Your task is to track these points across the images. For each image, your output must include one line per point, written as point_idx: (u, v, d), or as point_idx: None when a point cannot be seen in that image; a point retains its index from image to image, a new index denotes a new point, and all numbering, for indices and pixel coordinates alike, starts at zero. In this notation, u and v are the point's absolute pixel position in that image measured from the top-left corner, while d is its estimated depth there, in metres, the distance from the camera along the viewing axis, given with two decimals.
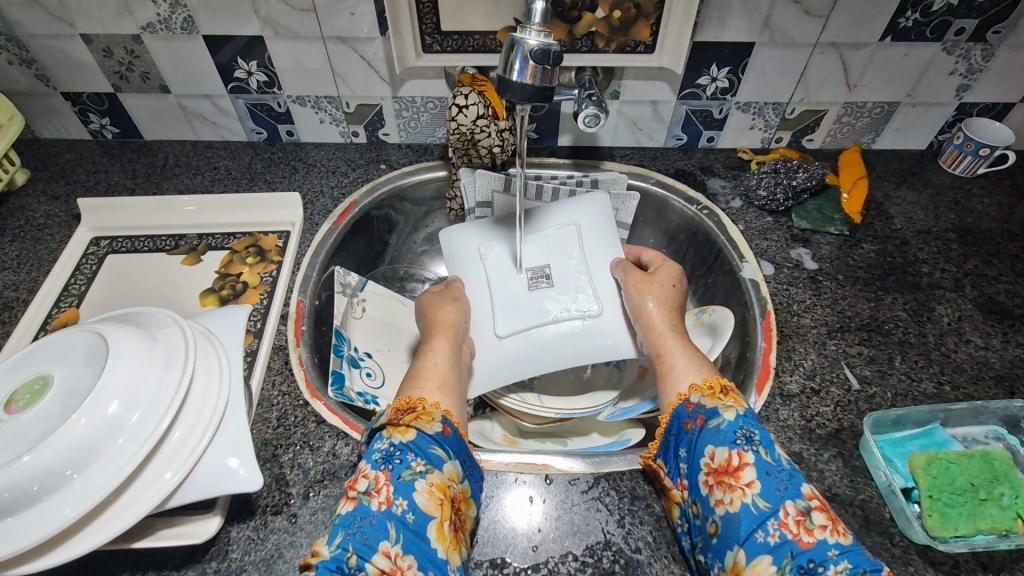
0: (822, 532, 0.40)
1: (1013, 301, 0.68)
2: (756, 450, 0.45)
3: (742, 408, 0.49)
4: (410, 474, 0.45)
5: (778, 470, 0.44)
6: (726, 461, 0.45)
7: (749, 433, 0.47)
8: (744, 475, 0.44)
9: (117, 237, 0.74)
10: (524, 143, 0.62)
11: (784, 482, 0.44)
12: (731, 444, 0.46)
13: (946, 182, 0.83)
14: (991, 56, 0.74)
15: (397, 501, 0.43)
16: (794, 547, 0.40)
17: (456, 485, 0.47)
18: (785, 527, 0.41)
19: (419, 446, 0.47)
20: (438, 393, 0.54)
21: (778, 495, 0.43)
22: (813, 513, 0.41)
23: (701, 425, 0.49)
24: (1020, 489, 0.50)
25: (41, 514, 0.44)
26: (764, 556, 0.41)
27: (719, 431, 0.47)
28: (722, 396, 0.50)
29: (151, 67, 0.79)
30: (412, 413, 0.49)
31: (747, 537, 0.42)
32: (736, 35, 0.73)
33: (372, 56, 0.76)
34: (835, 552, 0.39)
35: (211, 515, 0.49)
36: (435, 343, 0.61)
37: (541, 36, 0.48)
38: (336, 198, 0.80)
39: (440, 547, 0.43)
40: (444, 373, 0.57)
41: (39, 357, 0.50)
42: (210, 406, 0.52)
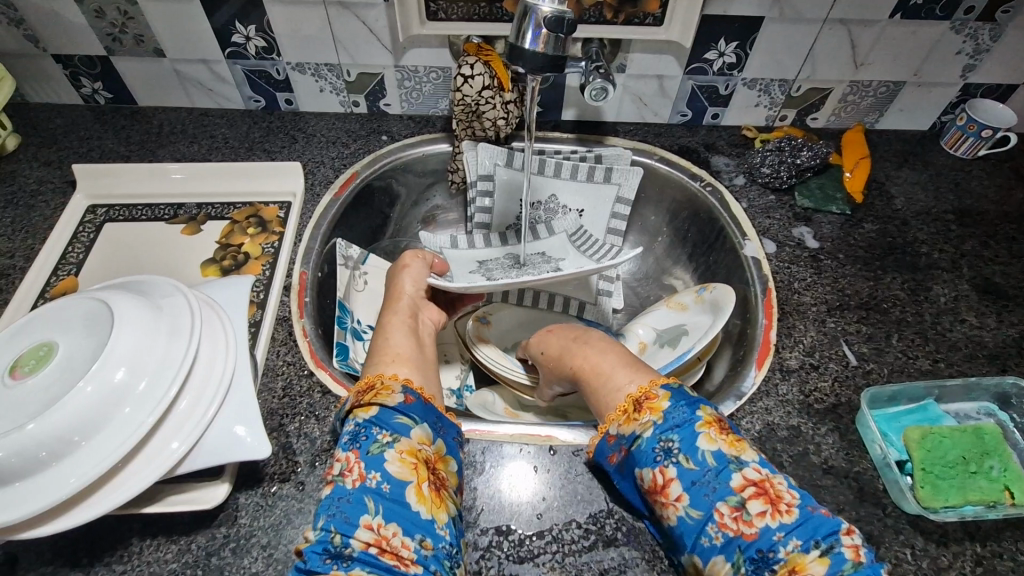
0: (762, 520, 0.41)
1: (1008, 282, 0.70)
2: (677, 462, 0.44)
3: (658, 419, 0.47)
4: (378, 447, 0.43)
5: (703, 474, 0.44)
6: (654, 481, 0.45)
7: (668, 443, 0.45)
8: (672, 491, 0.44)
9: (114, 205, 0.73)
10: (534, 113, 0.64)
11: (711, 484, 0.43)
12: (653, 463, 0.45)
13: (947, 163, 0.83)
14: (998, 36, 0.74)
15: (370, 474, 0.42)
16: (739, 542, 0.41)
17: (429, 447, 0.45)
18: (724, 528, 0.42)
19: (382, 420, 0.45)
20: (395, 365, 0.52)
21: (707, 501, 0.43)
22: (747, 505, 0.42)
23: (625, 454, 0.48)
24: (1009, 462, 0.52)
25: (48, 479, 0.44)
26: (716, 556, 0.42)
27: (641, 452, 0.46)
28: (636, 416, 0.48)
29: (145, 29, 0.76)
30: (371, 391, 0.48)
31: (694, 544, 0.43)
32: (746, 9, 0.72)
33: (375, 22, 0.74)
34: (780, 535, 0.40)
35: (220, 482, 0.49)
36: (390, 318, 0.59)
37: (555, 3, 0.46)
38: (337, 169, 0.79)
39: (423, 510, 0.42)
40: (411, 351, 0.55)
41: (41, 324, 0.49)
42: (216, 377, 0.52)
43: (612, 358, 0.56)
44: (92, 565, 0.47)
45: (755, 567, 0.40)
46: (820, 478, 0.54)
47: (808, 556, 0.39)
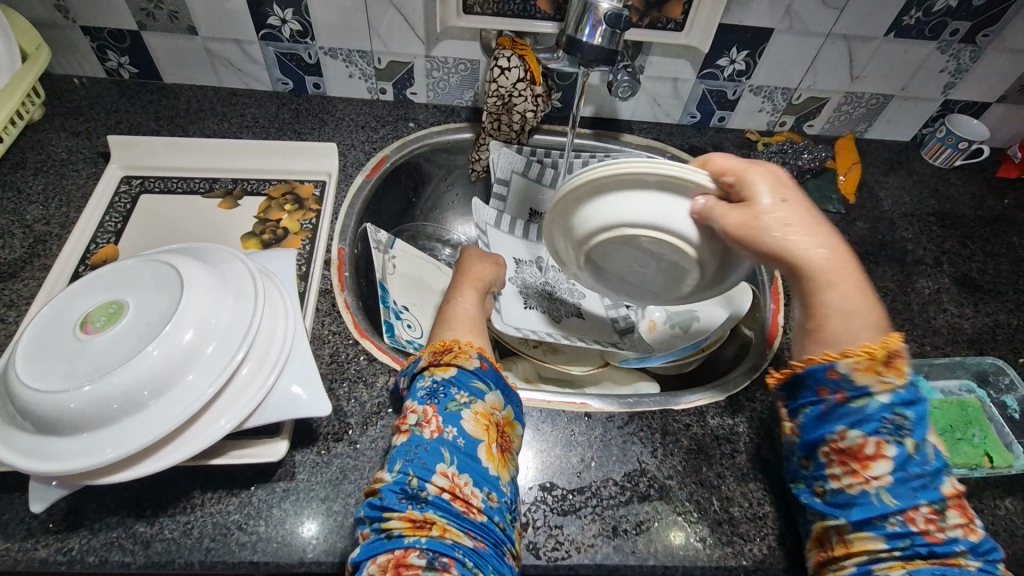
0: (954, 531, 0.40)
1: (983, 277, 0.78)
2: (902, 442, 0.41)
3: (903, 386, 0.42)
4: (456, 405, 0.49)
5: (921, 466, 0.41)
6: (859, 446, 0.42)
7: (900, 419, 0.42)
8: (875, 467, 0.41)
9: (149, 177, 0.74)
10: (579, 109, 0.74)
11: (922, 479, 0.41)
12: (874, 431, 0.42)
13: (927, 171, 0.92)
14: (978, 58, 0.82)
15: (448, 428, 0.47)
16: (918, 539, 0.40)
17: (499, 411, 0.51)
18: (911, 523, 0.41)
19: (461, 381, 0.51)
20: (470, 334, 0.57)
21: (912, 495, 0.41)
22: (948, 513, 0.41)
23: (841, 401, 0.43)
24: (988, 431, 0.59)
25: (118, 431, 0.46)
26: (876, 535, 0.41)
27: (866, 414, 0.42)
28: (881, 371, 0.42)
29: (180, 6, 0.77)
30: (450, 353, 0.53)
31: (861, 520, 0.42)
32: (759, 20, 0.78)
33: (412, 13, 0.77)
34: (964, 550, 0.40)
35: (280, 438, 0.52)
36: (461, 290, 0.65)
37: (612, 2, 0.52)
38: (367, 152, 0.82)
39: (491, 466, 0.47)
40: (473, 320, 0.61)
41: (110, 284, 0.51)
42: (277, 345, 0.54)
43: (852, 283, 0.45)
44: (156, 515, 0.49)
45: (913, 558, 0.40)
46: None
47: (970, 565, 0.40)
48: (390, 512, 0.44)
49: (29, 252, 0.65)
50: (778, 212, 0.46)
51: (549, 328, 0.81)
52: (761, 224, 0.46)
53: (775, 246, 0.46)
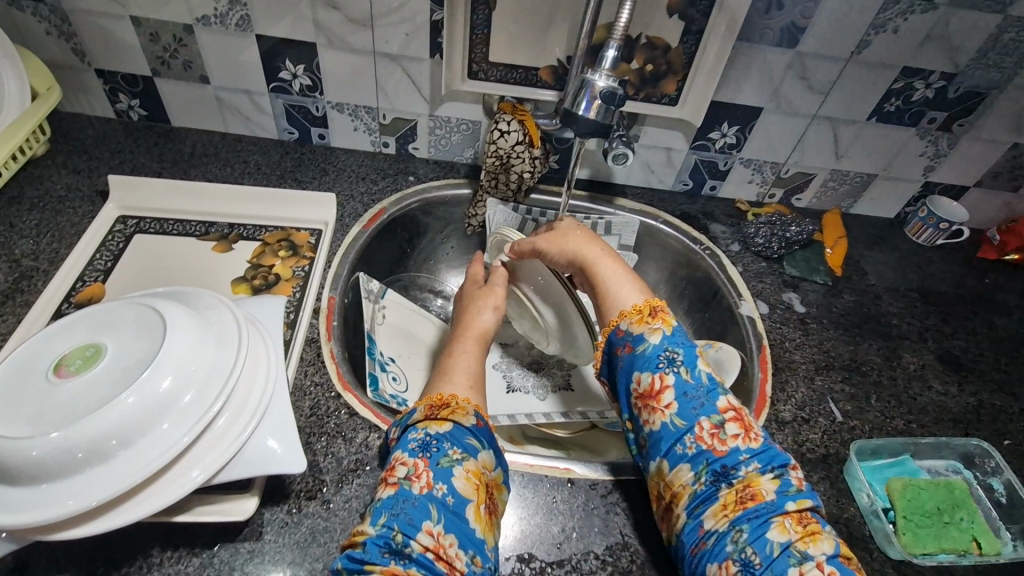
0: (735, 441, 0.48)
1: (966, 356, 0.78)
2: (676, 371, 0.51)
3: (667, 330, 0.54)
4: (448, 461, 0.48)
5: (696, 388, 0.51)
6: (650, 385, 0.52)
7: (672, 354, 0.52)
8: (664, 398, 0.51)
9: (145, 218, 0.74)
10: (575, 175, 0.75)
11: (700, 400, 0.50)
12: (654, 368, 0.52)
13: (910, 248, 0.95)
14: (955, 145, 0.86)
15: (438, 485, 0.46)
16: (709, 455, 0.48)
17: (490, 472, 0.50)
18: (700, 440, 0.49)
19: (455, 437, 0.50)
20: (469, 391, 0.57)
21: (694, 414, 0.50)
22: (726, 425, 0.49)
23: (629, 351, 0.54)
24: (975, 515, 0.58)
25: (81, 482, 0.44)
26: (684, 464, 0.49)
27: (646, 355, 0.53)
28: (649, 321, 0.55)
29: (195, 57, 0.80)
30: (447, 408, 0.53)
31: (668, 450, 0.50)
32: (748, 99, 0.82)
33: (418, 75, 0.81)
34: (746, 456, 0.48)
35: (250, 495, 0.49)
36: (466, 345, 0.65)
37: (608, 80, 0.54)
38: (365, 203, 0.83)
39: (478, 528, 0.46)
40: (475, 376, 0.60)
41: (90, 326, 0.50)
42: (256, 395, 0.52)
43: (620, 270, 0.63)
44: (109, 574, 0.46)
45: (715, 478, 0.48)
46: None
47: (763, 476, 0.47)
48: (371, 565, 0.42)
49: (12, 286, 0.65)
50: (576, 233, 0.67)
51: (533, 407, 0.80)
52: (567, 238, 0.67)
53: (566, 252, 0.66)
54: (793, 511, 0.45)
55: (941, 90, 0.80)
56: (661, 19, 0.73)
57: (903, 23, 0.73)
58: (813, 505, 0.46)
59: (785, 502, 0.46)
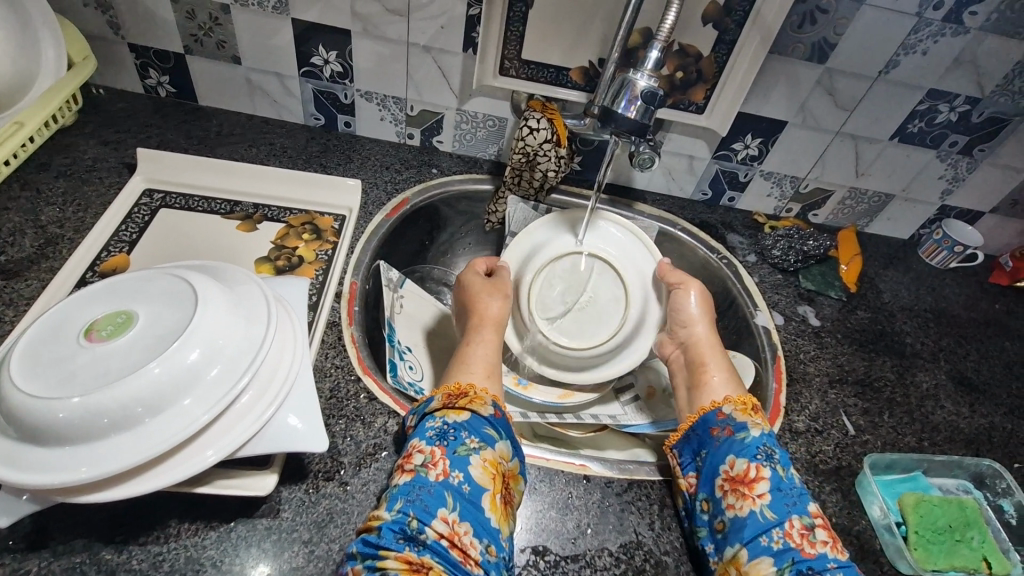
0: (823, 547, 0.47)
1: (978, 377, 0.79)
2: (774, 466, 0.52)
3: (768, 428, 0.56)
4: (466, 450, 0.48)
5: (790, 487, 0.51)
6: (744, 472, 0.52)
7: (770, 450, 0.53)
8: (757, 487, 0.51)
9: (171, 192, 0.75)
10: (605, 177, 0.74)
11: (794, 499, 0.50)
12: (752, 457, 0.53)
13: (924, 270, 0.95)
14: (973, 169, 0.87)
15: (454, 473, 0.47)
16: (795, 554, 0.47)
17: (506, 462, 0.50)
18: (788, 537, 0.48)
19: (473, 427, 0.50)
20: (485, 380, 0.58)
21: (786, 509, 0.49)
22: (816, 529, 0.48)
23: (728, 434, 0.56)
24: (986, 535, 0.59)
25: (107, 447, 0.44)
26: (766, 557, 0.48)
27: (745, 443, 0.54)
28: (752, 413, 0.57)
29: (230, 36, 0.81)
30: (465, 397, 0.53)
31: (751, 539, 0.49)
32: (775, 111, 0.82)
33: (450, 68, 0.81)
34: (833, 565, 0.46)
35: (271, 471, 0.49)
36: (479, 332, 0.65)
37: (649, 80, 0.54)
38: (390, 192, 0.84)
39: (493, 517, 0.46)
40: (490, 363, 0.61)
41: (121, 294, 0.50)
42: (281, 374, 0.52)
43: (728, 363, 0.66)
44: (125, 543, 0.46)
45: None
46: None
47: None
48: (386, 550, 0.41)
49: (37, 251, 0.65)
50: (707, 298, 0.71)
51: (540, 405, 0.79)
52: (697, 299, 0.70)
53: (689, 312, 0.69)
54: None
55: (964, 114, 0.81)
56: (695, 27, 0.74)
57: (933, 45, 0.74)
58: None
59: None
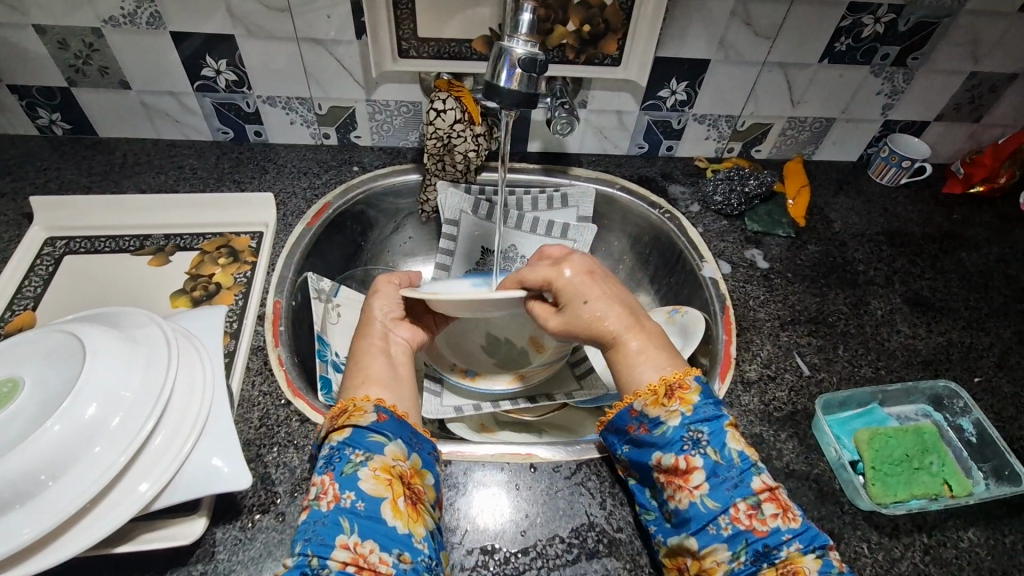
0: (774, 520, 0.45)
1: (934, 295, 0.77)
2: (704, 453, 0.48)
3: (688, 409, 0.49)
4: (352, 467, 0.47)
5: (728, 469, 0.47)
6: (675, 465, 0.48)
7: (697, 434, 0.48)
8: (693, 478, 0.47)
9: (75, 238, 0.72)
10: (510, 145, 0.68)
11: (733, 480, 0.47)
12: (679, 450, 0.48)
13: (875, 190, 0.93)
14: (911, 79, 0.84)
15: (345, 494, 0.45)
16: (747, 536, 0.45)
17: (403, 463, 0.49)
18: (736, 521, 0.45)
19: (355, 440, 0.48)
20: (381, 390, 0.54)
21: (727, 494, 0.46)
22: (762, 504, 0.46)
23: (644, 433, 0.50)
24: (946, 458, 0.58)
25: (13, 521, 0.42)
26: (717, 545, 0.46)
27: (667, 437, 0.49)
28: (665, 402, 0.50)
29: (110, 61, 0.76)
30: (345, 414, 0.51)
31: (700, 530, 0.46)
32: (695, 52, 0.78)
33: (348, 59, 0.77)
34: (788, 537, 0.45)
35: (197, 516, 0.49)
36: (362, 343, 0.60)
37: (527, 46, 0.52)
38: (309, 199, 0.80)
39: (399, 524, 0.45)
40: (383, 372, 0.57)
41: (4, 359, 0.47)
42: (193, 410, 0.51)
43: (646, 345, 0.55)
44: None
45: (755, 558, 0.45)
46: (784, 481, 0.58)
47: (806, 555, 0.44)
48: None
49: None
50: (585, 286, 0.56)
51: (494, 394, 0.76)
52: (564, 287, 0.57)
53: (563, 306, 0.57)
54: None
55: (891, 24, 0.76)
56: None
57: None
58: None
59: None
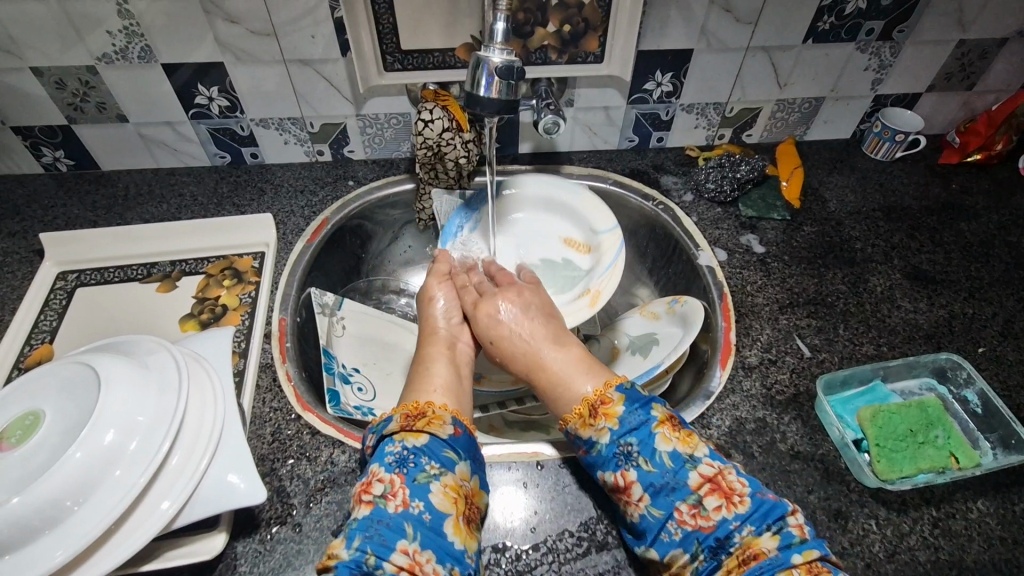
0: (718, 514, 0.47)
1: (934, 268, 0.77)
2: (636, 465, 0.50)
3: (613, 423, 0.52)
4: (426, 477, 0.48)
5: (661, 476, 0.49)
6: (616, 483, 0.51)
7: (627, 447, 0.51)
8: (634, 492, 0.50)
9: (84, 270, 0.75)
10: (494, 150, 0.69)
11: (670, 485, 0.49)
12: (615, 467, 0.51)
13: (869, 166, 0.92)
14: (898, 53, 0.83)
15: (414, 503, 0.46)
16: (698, 534, 0.47)
17: (467, 482, 0.50)
18: (683, 524, 0.48)
19: (432, 450, 0.50)
20: (444, 395, 0.56)
21: (668, 500, 0.49)
22: (704, 500, 0.48)
23: (586, 455, 0.54)
24: (951, 430, 0.58)
25: (43, 547, 0.44)
26: (675, 549, 0.48)
27: (602, 456, 0.52)
28: (592, 422, 0.53)
29: (107, 96, 0.78)
30: (423, 419, 0.52)
31: (655, 539, 0.49)
32: (677, 42, 0.78)
33: (335, 76, 0.78)
34: (737, 525, 0.46)
35: (216, 532, 0.51)
36: (428, 351, 0.63)
37: (504, 55, 0.54)
38: (307, 217, 0.82)
39: (458, 540, 0.46)
40: (449, 381, 0.59)
41: (24, 393, 0.49)
42: (206, 430, 0.53)
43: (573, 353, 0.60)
44: None
45: (713, 553, 0.47)
46: (789, 463, 0.58)
47: (761, 537, 0.46)
48: None
49: None
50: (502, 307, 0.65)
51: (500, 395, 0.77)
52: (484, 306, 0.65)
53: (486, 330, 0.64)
54: (800, 564, 0.44)
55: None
56: None
57: None
58: (821, 553, 0.45)
59: (792, 556, 0.44)
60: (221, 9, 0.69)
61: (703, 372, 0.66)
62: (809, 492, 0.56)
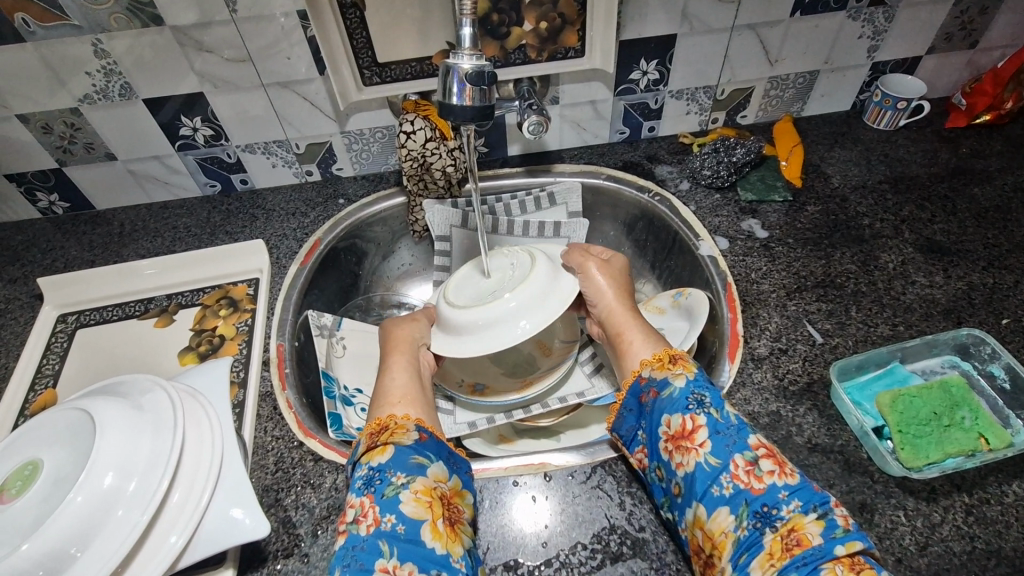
0: (771, 477, 0.46)
1: (949, 239, 0.74)
2: (707, 412, 0.50)
3: (691, 374, 0.54)
4: (393, 489, 0.47)
5: (727, 427, 0.49)
6: (682, 426, 0.50)
7: (700, 396, 0.52)
8: (698, 436, 0.49)
9: (84, 311, 0.76)
10: (475, 158, 0.66)
11: (732, 437, 0.49)
12: (684, 409, 0.51)
13: (872, 137, 0.89)
14: (892, 17, 0.79)
15: (386, 518, 0.45)
16: (747, 495, 0.46)
17: (444, 484, 0.50)
18: (736, 479, 0.46)
19: (398, 462, 0.49)
20: (405, 407, 0.57)
21: (727, 450, 0.48)
22: (760, 461, 0.47)
23: (655, 397, 0.54)
24: (979, 410, 0.55)
25: None
26: (722, 507, 0.46)
27: (673, 399, 0.52)
28: (670, 366, 0.55)
29: (93, 137, 0.78)
30: (386, 431, 0.52)
31: (704, 492, 0.47)
32: (658, 29, 0.76)
33: (315, 96, 0.77)
34: (785, 493, 0.45)
35: (223, 569, 0.51)
36: (389, 361, 0.64)
37: (474, 60, 0.54)
38: (300, 238, 0.82)
39: (438, 545, 0.45)
40: (410, 390, 0.60)
41: (24, 444, 0.49)
42: (206, 462, 0.53)
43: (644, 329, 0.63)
44: None
45: (757, 522, 0.44)
46: (807, 457, 0.56)
47: (806, 517, 0.43)
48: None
49: None
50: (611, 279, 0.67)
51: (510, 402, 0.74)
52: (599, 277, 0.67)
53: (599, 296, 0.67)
54: (843, 557, 0.41)
55: None
56: None
57: None
58: (865, 546, 0.42)
59: (834, 547, 0.41)
60: (193, 39, 0.69)
61: (712, 368, 0.63)
62: (830, 486, 0.54)
